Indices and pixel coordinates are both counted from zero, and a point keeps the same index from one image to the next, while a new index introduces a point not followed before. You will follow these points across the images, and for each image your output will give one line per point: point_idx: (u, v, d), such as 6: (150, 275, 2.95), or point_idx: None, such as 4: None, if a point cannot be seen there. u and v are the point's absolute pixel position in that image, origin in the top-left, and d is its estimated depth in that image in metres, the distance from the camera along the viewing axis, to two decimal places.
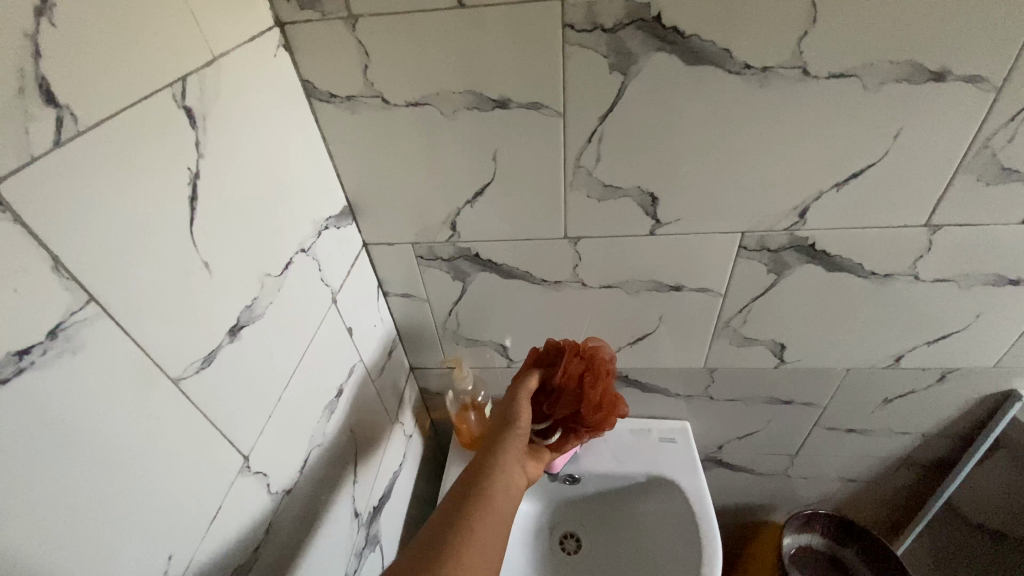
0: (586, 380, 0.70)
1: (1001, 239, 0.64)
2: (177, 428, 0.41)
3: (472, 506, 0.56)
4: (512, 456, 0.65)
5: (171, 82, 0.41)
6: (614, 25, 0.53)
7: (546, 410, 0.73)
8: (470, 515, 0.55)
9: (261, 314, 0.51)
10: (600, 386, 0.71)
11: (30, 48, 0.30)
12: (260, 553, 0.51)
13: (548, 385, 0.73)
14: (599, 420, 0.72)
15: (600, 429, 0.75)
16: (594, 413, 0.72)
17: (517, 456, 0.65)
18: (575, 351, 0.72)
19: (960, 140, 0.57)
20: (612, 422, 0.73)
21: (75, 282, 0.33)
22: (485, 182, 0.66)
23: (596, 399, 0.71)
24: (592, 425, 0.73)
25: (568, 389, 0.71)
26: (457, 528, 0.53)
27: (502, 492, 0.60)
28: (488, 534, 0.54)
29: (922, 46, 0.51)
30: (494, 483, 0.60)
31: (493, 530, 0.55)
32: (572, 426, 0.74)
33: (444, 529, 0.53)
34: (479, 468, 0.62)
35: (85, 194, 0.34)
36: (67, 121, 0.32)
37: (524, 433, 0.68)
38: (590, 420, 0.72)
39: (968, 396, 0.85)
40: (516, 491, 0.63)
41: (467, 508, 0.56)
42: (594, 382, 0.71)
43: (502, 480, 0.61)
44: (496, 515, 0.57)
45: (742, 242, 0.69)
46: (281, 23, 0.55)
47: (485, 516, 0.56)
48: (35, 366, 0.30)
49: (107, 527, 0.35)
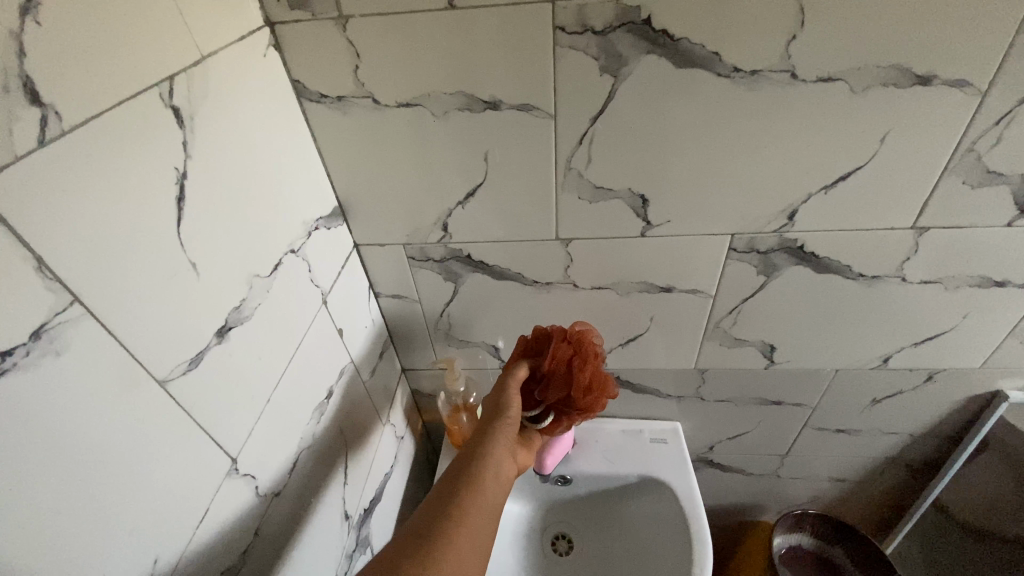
0: (574, 365, 0.70)
1: (986, 242, 0.65)
2: (163, 428, 0.40)
3: (464, 494, 0.56)
4: (502, 445, 0.65)
5: (159, 81, 0.41)
6: (604, 27, 0.53)
7: (537, 397, 0.73)
8: (461, 502, 0.55)
9: (250, 315, 0.51)
10: (589, 370, 0.71)
11: (15, 47, 0.30)
12: (248, 557, 0.51)
13: (538, 374, 0.73)
14: (591, 403, 0.72)
15: (593, 412, 0.74)
16: (585, 396, 0.71)
17: (507, 443, 0.65)
18: (563, 337, 0.72)
19: (946, 143, 0.58)
20: (602, 404, 0.73)
21: (58, 282, 0.32)
22: (477, 184, 0.66)
23: (585, 382, 0.71)
24: (584, 409, 0.73)
25: (558, 375, 0.71)
26: (447, 514, 0.53)
27: (492, 479, 0.60)
28: (478, 519, 0.54)
29: (908, 51, 0.52)
30: (485, 470, 0.60)
31: (484, 517, 0.55)
32: (564, 412, 0.74)
33: (436, 515, 0.53)
34: (470, 456, 0.62)
35: (68, 192, 0.33)
36: (52, 120, 0.32)
37: (515, 421, 0.68)
38: (581, 403, 0.72)
39: (956, 396, 0.86)
40: (507, 477, 0.63)
41: (458, 497, 0.56)
42: (583, 366, 0.70)
43: (492, 466, 0.62)
44: (487, 501, 0.57)
45: (732, 244, 0.69)
46: (271, 23, 0.55)
47: (477, 502, 0.56)
48: (18, 367, 0.30)
49: (90, 531, 0.34)
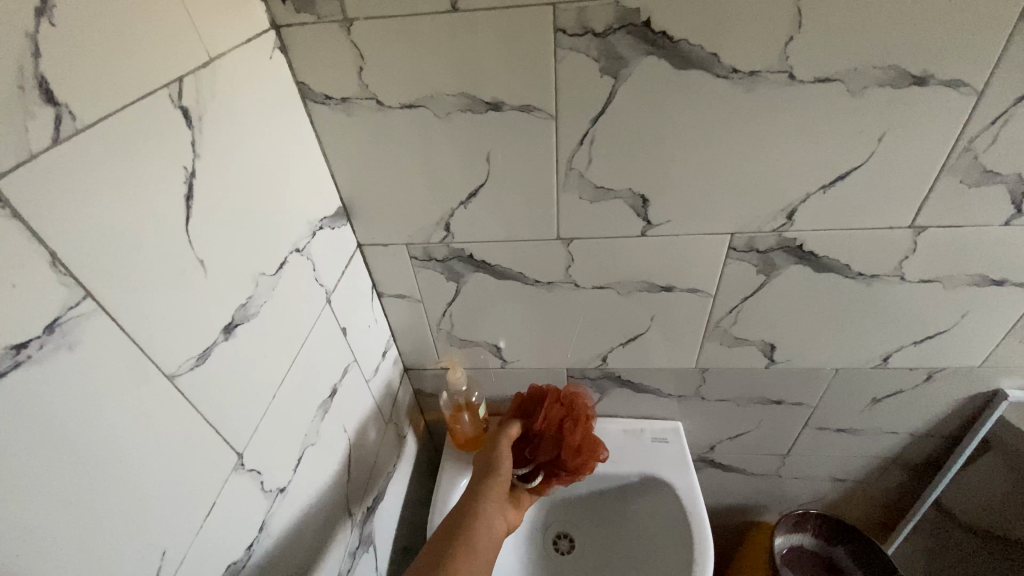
0: (565, 425, 0.79)
1: (983, 241, 0.66)
2: (172, 422, 0.41)
3: (462, 540, 0.62)
4: (497, 499, 0.71)
5: (168, 82, 0.41)
6: (604, 30, 0.54)
7: (528, 456, 0.82)
8: (460, 546, 0.61)
9: (255, 313, 0.51)
10: (578, 432, 0.80)
11: (29, 48, 0.31)
12: (256, 551, 0.52)
13: (529, 432, 0.82)
14: (579, 464, 0.80)
15: (580, 475, 0.82)
16: (574, 457, 0.80)
17: (501, 499, 0.72)
18: (556, 400, 0.82)
19: (943, 142, 0.58)
20: (589, 467, 0.81)
21: (72, 277, 0.33)
22: (479, 184, 0.67)
23: (574, 443, 0.80)
24: (572, 471, 0.80)
25: (549, 434, 0.80)
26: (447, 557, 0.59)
27: (486, 529, 0.66)
28: (474, 565, 0.60)
29: (904, 51, 0.53)
30: (481, 519, 0.66)
31: (478, 564, 0.61)
32: (553, 472, 0.81)
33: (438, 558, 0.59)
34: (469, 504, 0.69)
35: (80, 189, 0.34)
36: (66, 119, 0.33)
37: (506, 477, 0.74)
38: (570, 464, 0.80)
39: (955, 395, 0.87)
40: (500, 531, 0.69)
41: (456, 543, 0.62)
42: (573, 427, 0.80)
43: (488, 515, 0.68)
44: (482, 549, 0.63)
45: (731, 244, 0.70)
46: (277, 25, 0.56)
47: (473, 548, 0.62)
48: (31, 360, 0.31)
49: (100, 523, 0.35)
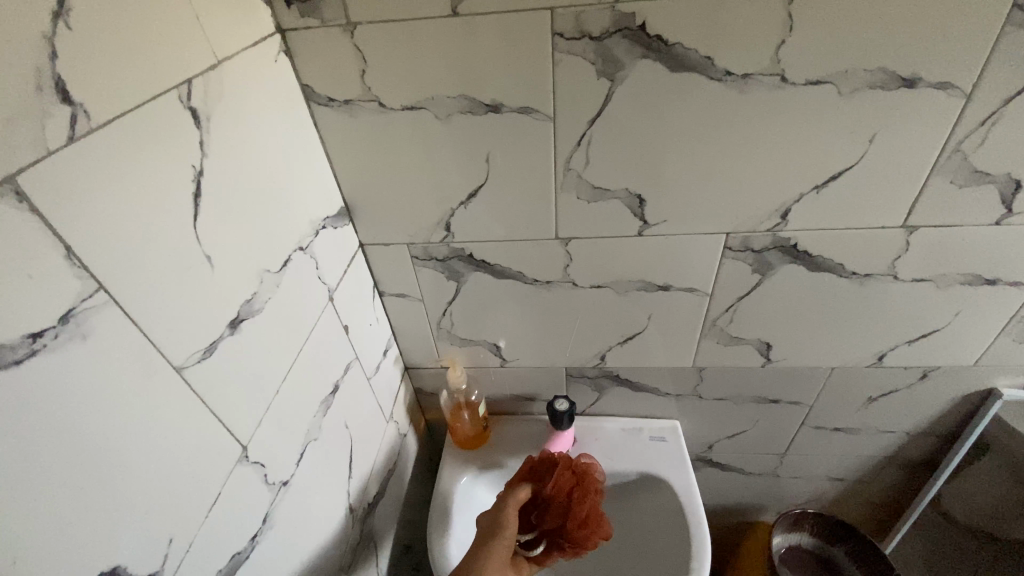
0: (574, 494, 0.79)
1: (975, 240, 0.67)
2: (179, 413, 0.42)
3: None
4: (497, 559, 0.70)
5: (178, 84, 0.43)
6: (600, 33, 0.56)
7: (533, 521, 0.80)
8: None
9: (260, 309, 0.53)
10: (587, 503, 0.79)
11: (47, 49, 0.32)
12: (258, 543, 0.53)
13: (538, 497, 0.81)
14: (583, 537, 0.77)
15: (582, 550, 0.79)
16: (579, 529, 0.78)
17: (502, 561, 0.70)
18: (568, 467, 0.82)
19: (933, 142, 0.59)
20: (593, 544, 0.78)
21: (86, 270, 0.34)
22: (479, 184, 0.69)
23: (582, 514, 0.78)
24: (576, 543, 0.78)
25: (557, 500, 0.79)
26: None
27: None
28: None
29: (893, 54, 0.54)
30: None
31: None
32: (556, 542, 0.79)
33: None
34: (470, 563, 0.68)
35: (93, 185, 0.35)
36: (81, 118, 0.34)
37: (510, 541, 0.73)
38: (574, 535, 0.78)
39: (951, 394, 0.87)
40: None
41: None
42: (582, 497, 0.79)
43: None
44: None
45: (727, 243, 0.71)
46: (282, 29, 0.58)
47: None
48: (47, 348, 0.32)
49: (110, 508, 0.36)
